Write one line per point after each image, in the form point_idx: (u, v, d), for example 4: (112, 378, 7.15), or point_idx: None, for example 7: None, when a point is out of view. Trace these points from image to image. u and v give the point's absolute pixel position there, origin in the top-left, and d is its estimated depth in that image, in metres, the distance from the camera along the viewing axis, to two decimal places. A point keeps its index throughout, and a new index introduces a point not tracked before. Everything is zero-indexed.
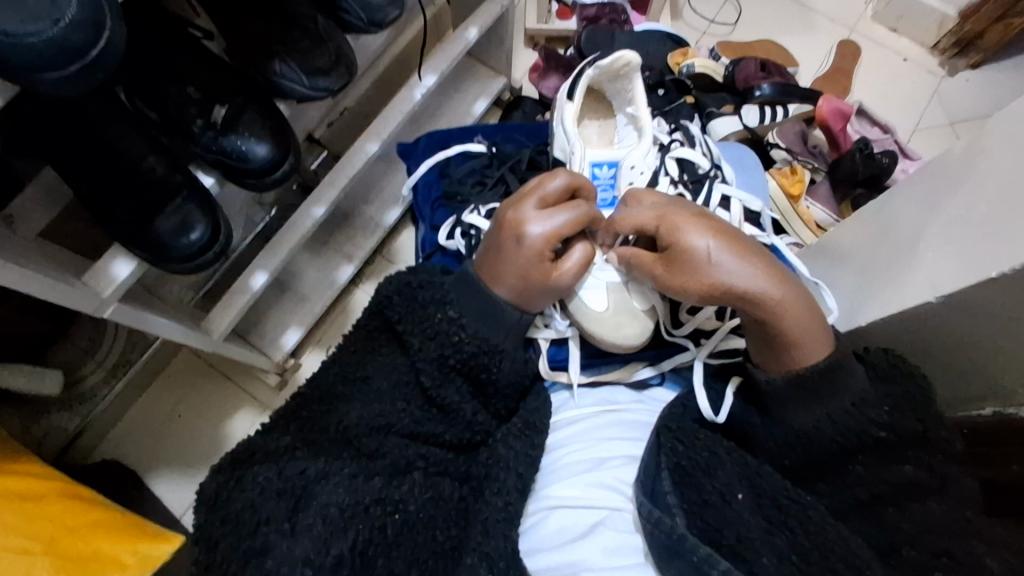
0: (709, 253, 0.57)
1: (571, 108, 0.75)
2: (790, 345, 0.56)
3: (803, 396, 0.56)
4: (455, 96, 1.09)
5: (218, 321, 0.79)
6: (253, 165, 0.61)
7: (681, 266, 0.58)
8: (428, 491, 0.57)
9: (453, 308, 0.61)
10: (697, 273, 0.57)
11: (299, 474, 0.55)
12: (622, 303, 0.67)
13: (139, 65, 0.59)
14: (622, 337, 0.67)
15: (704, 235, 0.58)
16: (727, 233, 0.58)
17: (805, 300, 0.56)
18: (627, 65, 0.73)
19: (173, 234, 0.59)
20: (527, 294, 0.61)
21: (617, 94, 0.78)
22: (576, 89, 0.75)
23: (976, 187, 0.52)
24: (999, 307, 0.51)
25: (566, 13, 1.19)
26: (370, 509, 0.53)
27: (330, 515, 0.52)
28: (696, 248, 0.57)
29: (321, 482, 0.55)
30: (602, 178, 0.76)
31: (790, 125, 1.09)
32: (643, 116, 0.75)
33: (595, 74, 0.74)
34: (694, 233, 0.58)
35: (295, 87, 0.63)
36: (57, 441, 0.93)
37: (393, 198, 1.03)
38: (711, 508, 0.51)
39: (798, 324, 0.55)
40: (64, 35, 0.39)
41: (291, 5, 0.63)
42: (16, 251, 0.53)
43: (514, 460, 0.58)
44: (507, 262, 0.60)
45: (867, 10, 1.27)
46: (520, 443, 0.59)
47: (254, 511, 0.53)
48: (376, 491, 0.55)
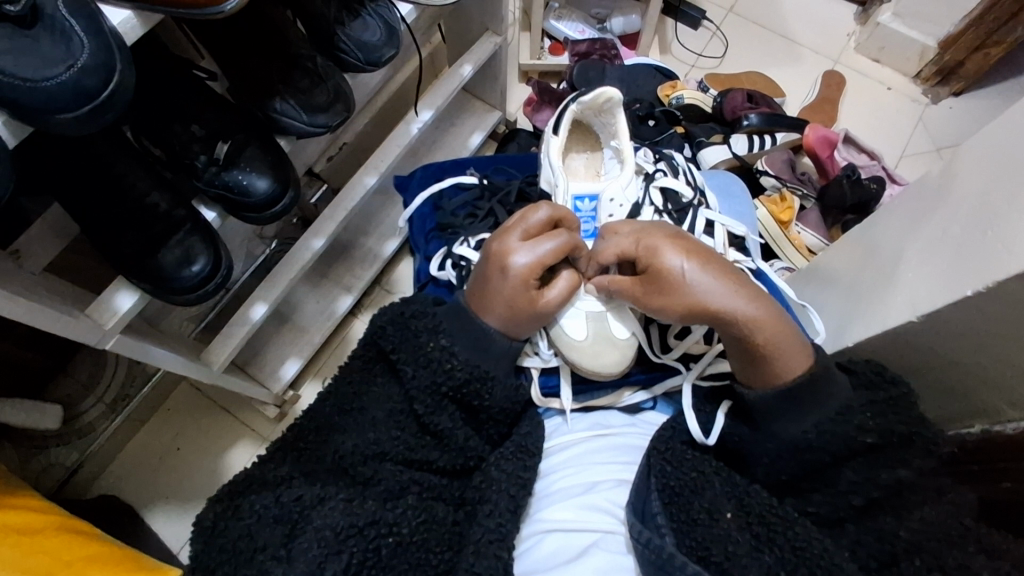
0: (685, 275, 0.58)
1: (557, 142, 0.78)
2: (772, 363, 0.56)
3: (794, 417, 0.57)
4: (452, 130, 1.13)
5: (218, 352, 0.80)
6: (254, 199, 0.64)
7: (660, 287, 0.59)
8: (420, 514, 0.56)
9: (446, 336, 0.62)
10: (676, 293, 0.58)
11: (296, 500, 0.56)
12: (601, 332, 0.68)
13: (146, 104, 0.61)
14: (600, 365, 0.68)
15: (679, 255, 0.59)
16: (701, 252, 0.60)
17: (785, 318, 0.57)
18: (608, 101, 0.76)
19: (176, 266, 0.61)
20: (515, 322, 0.62)
21: (602, 129, 0.81)
22: (560, 123, 0.78)
23: (952, 210, 0.54)
24: (980, 326, 0.52)
25: (558, 49, 1.23)
26: (364, 530, 0.53)
27: (327, 537, 0.52)
28: (672, 269, 0.58)
29: (317, 507, 0.56)
30: (584, 210, 0.79)
31: (778, 153, 1.11)
32: (626, 149, 0.78)
33: (578, 109, 0.77)
34: (669, 255, 0.59)
35: (295, 124, 0.65)
36: (56, 476, 0.94)
37: (392, 230, 1.06)
38: (699, 527, 0.52)
39: (775, 341, 0.56)
40: (78, 80, 0.41)
41: (292, 46, 0.66)
42: (22, 285, 0.54)
43: (506, 481, 0.58)
44: (495, 291, 0.61)
45: (850, 42, 1.31)
46: (511, 465, 0.59)
47: (252, 538, 0.53)
48: (370, 513, 0.54)
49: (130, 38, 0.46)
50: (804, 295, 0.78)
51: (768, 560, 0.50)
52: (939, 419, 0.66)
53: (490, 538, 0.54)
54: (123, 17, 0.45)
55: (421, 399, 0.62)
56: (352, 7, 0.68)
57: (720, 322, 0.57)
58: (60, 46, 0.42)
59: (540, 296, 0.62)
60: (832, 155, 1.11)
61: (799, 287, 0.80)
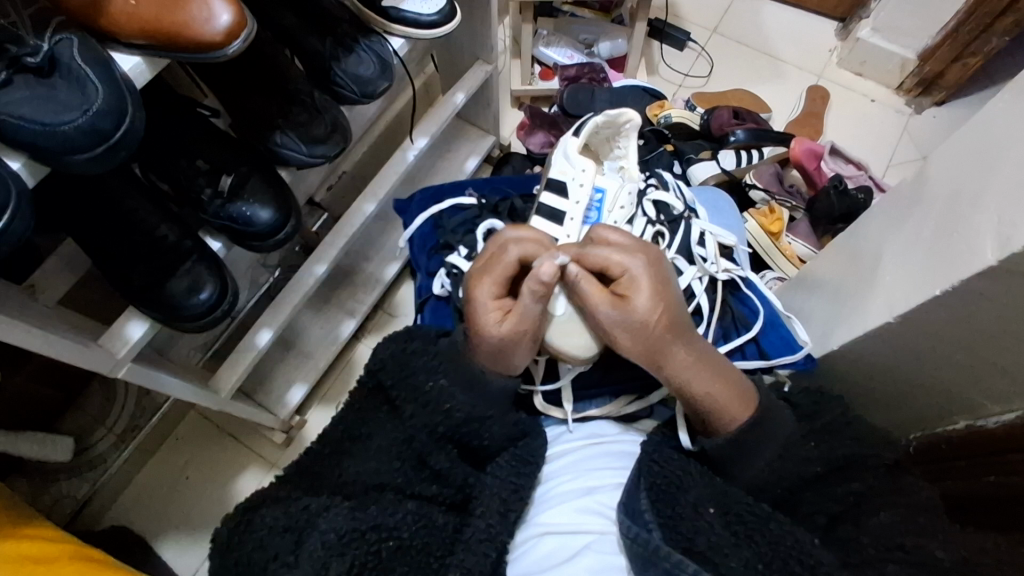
0: (652, 314, 0.60)
1: (574, 142, 0.80)
2: (708, 414, 0.60)
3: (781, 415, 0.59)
4: (448, 156, 1.16)
5: (225, 379, 0.82)
6: (257, 228, 0.66)
7: (621, 316, 0.61)
8: (420, 519, 0.57)
9: (451, 359, 0.65)
10: (635, 332, 0.60)
11: (303, 509, 0.57)
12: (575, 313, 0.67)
13: (154, 144, 0.64)
14: (564, 344, 0.67)
15: (650, 295, 0.61)
16: (670, 296, 0.62)
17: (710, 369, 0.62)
18: (629, 121, 0.80)
19: (184, 295, 0.63)
20: (499, 358, 0.64)
21: (609, 144, 0.84)
22: (583, 128, 0.81)
23: (922, 215, 0.56)
24: (955, 327, 0.54)
25: (548, 74, 1.27)
26: (365, 534, 0.55)
27: (331, 540, 0.53)
28: (641, 304, 0.60)
29: (323, 514, 0.56)
30: (592, 198, 0.81)
31: (764, 167, 1.14)
32: (632, 167, 0.83)
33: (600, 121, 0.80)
34: (642, 289, 0.61)
35: (295, 155, 0.68)
36: (67, 507, 0.95)
37: (391, 254, 1.08)
38: (683, 520, 0.54)
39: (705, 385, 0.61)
40: (92, 122, 0.44)
41: (291, 82, 0.69)
42: (38, 318, 0.57)
43: (497, 486, 0.60)
44: (476, 321, 0.64)
45: (833, 57, 1.35)
46: (506, 471, 0.61)
47: (264, 550, 0.54)
48: (371, 518, 0.56)
49: (140, 82, 0.49)
50: (792, 302, 0.80)
51: (746, 555, 0.51)
52: (929, 418, 0.67)
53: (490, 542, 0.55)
54: (133, 63, 0.49)
55: (432, 410, 0.64)
56: (347, 44, 0.72)
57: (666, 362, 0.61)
58: (74, 91, 0.45)
59: (509, 323, 0.63)
60: (819, 166, 1.14)
61: (788, 296, 0.82)
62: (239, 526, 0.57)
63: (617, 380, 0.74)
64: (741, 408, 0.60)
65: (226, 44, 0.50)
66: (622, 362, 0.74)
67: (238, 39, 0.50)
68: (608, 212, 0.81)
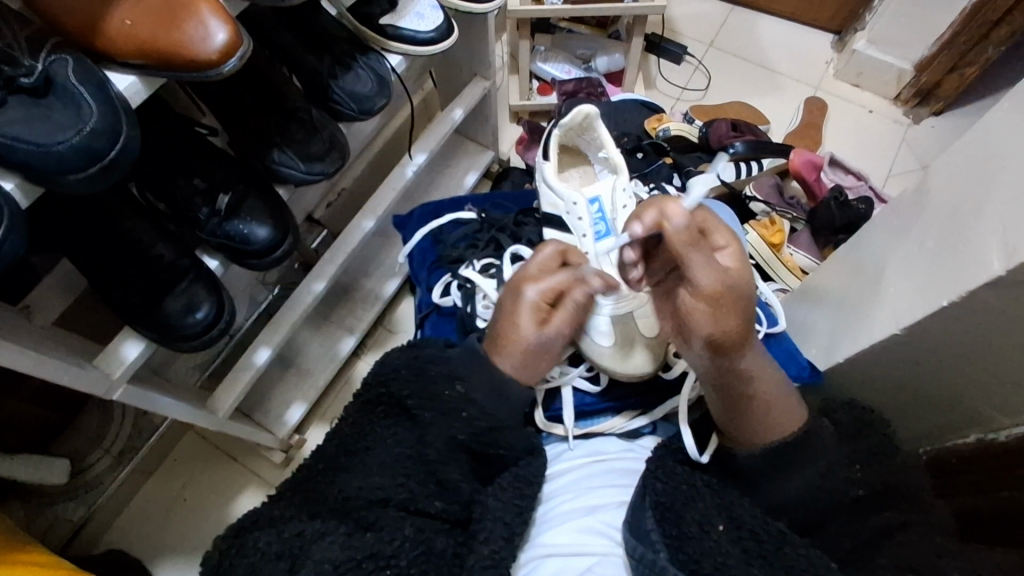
0: (717, 304, 0.52)
1: (549, 166, 0.81)
2: (757, 422, 0.59)
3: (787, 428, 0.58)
4: (446, 171, 1.16)
5: (223, 399, 0.81)
6: (255, 246, 0.66)
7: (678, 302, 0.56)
8: (418, 545, 0.56)
9: (458, 377, 0.64)
10: (687, 323, 0.56)
11: (297, 535, 0.55)
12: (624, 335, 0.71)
13: (150, 164, 0.64)
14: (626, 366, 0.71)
15: (712, 284, 0.51)
16: (738, 283, 0.52)
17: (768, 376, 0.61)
18: (586, 117, 0.78)
19: (180, 314, 0.63)
20: (535, 364, 0.67)
21: (584, 142, 0.83)
22: (550, 149, 0.82)
23: (925, 225, 0.56)
24: (966, 337, 0.53)
25: (546, 89, 1.27)
26: (363, 563, 0.53)
27: (328, 570, 0.52)
28: (703, 291, 0.52)
29: (318, 541, 0.55)
30: (590, 215, 0.78)
31: (764, 178, 1.15)
32: (615, 156, 0.79)
33: (561, 132, 0.80)
34: (704, 274, 0.51)
35: (292, 173, 0.68)
36: (63, 532, 0.93)
37: (391, 270, 1.08)
38: (691, 540, 0.52)
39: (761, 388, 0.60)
40: (87, 141, 0.44)
41: (288, 100, 0.69)
42: (31, 340, 0.56)
43: (501, 510, 0.59)
44: (516, 321, 0.65)
45: (829, 69, 1.36)
46: (508, 494, 0.60)
47: None
48: (368, 546, 0.55)
49: (136, 100, 0.49)
50: (797, 315, 0.79)
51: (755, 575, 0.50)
52: (937, 430, 0.66)
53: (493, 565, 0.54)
54: (129, 82, 0.48)
55: (434, 428, 0.63)
56: (345, 61, 0.72)
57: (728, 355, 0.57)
58: (69, 111, 0.44)
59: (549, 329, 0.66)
60: (818, 177, 1.14)
61: (793, 306, 0.81)
62: (234, 552, 0.55)
63: (621, 396, 0.73)
64: (792, 421, 0.60)
65: (221, 62, 0.49)
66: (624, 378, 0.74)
67: (235, 57, 0.50)
68: (613, 218, 0.79)
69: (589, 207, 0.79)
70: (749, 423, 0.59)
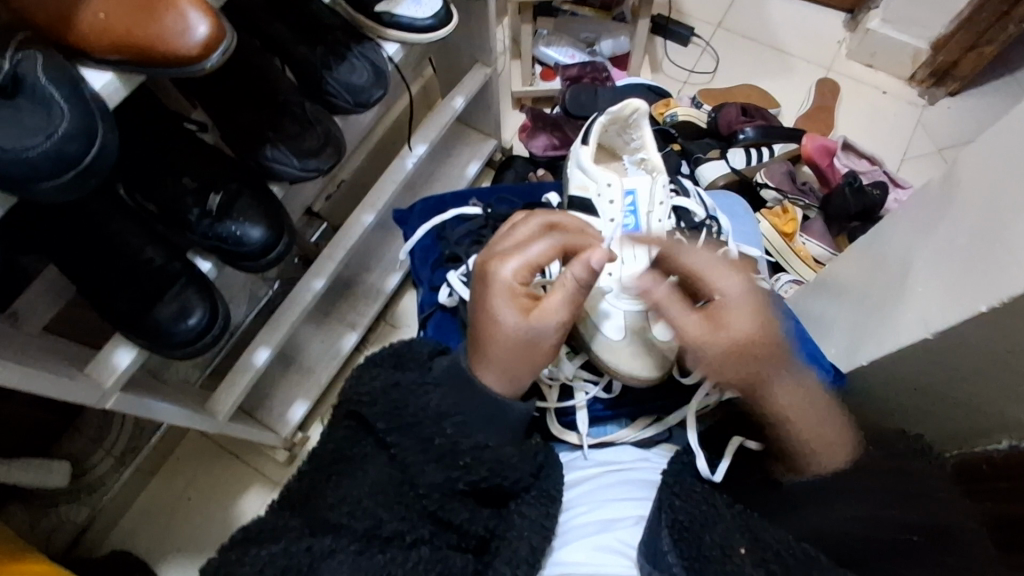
0: (752, 345, 0.59)
1: (586, 150, 0.77)
2: (809, 449, 0.59)
3: (820, 448, 0.59)
4: (447, 161, 1.13)
5: (223, 401, 0.79)
6: (248, 248, 0.63)
7: (713, 347, 0.60)
8: (435, 565, 0.53)
9: None
10: (733, 360, 0.59)
11: (306, 550, 0.53)
12: (640, 336, 0.70)
13: (136, 162, 0.61)
14: (638, 369, 0.69)
15: (748, 325, 0.60)
16: (764, 318, 0.61)
17: (817, 423, 0.59)
18: (636, 111, 0.77)
19: (172, 321, 0.60)
20: (513, 363, 0.59)
21: (623, 141, 0.82)
22: (590, 134, 0.78)
23: (955, 220, 0.53)
24: (1002, 339, 0.50)
25: (549, 74, 1.23)
26: None
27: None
28: (734, 339, 0.60)
29: (328, 559, 0.52)
30: (622, 205, 0.75)
31: (776, 165, 1.09)
32: (654, 156, 0.78)
33: (606, 120, 0.78)
34: (739, 318, 0.60)
35: (286, 170, 0.65)
36: (66, 534, 0.92)
37: (392, 264, 1.05)
38: (712, 563, 0.50)
39: (806, 428, 0.59)
40: (58, 146, 0.41)
41: (280, 93, 0.66)
42: (18, 350, 0.54)
43: (529, 529, 0.56)
44: (494, 314, 0.59)
45: (841, 49, 1.31)
46: (536, 512, 0.58)
47: None
48: (377, 567, 0.52)
49: (113, 100, 0.46)
50: (813, 309, 0.76)
51: None
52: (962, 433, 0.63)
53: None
54: (105, 80, 0.45)
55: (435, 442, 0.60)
56: (339, 51, 0.68)
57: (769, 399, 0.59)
58: (40, 115, 0.42)
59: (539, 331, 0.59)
60: (832, 163, 1.09)
61: (808, 300, 0.78)
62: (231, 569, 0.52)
63: (635, 401, 0.72)
64: (844, 453, 0.59)
65: (203, 57, 0.46)
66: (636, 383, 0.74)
67: (218, 51, 0.47)
68: (646, 215, 0.75)
69: (623, 196, 0.75)
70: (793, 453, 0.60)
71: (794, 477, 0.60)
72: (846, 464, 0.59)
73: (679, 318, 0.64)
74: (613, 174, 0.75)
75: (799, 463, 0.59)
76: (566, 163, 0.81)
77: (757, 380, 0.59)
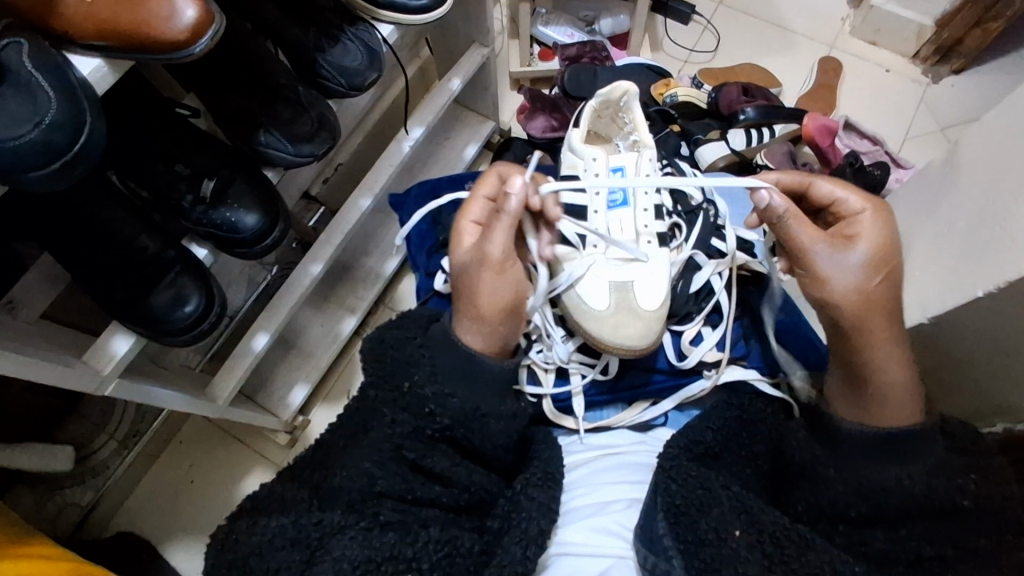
0: (878, 272, 0.55)
1: (577, 133, 0.78)
2: (883, 400, 0.56)
3: (877, 402, 0.56)
4: (444, 144, 1.12)
5: (223, 386, 0.79)
6: (244, 234, 0.63)
7: (836, 265, 0.55)
8: (443, 547, 0.52)
9: None
10: (854, 283, 0.55)
11: (315, 524, 0.52)
12: (624, 303, 0.70)
13: (128, 148, 0.60)
14: (623, 337, 0.69)
15: (881, 248, 0.55)
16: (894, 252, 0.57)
17: (908, 379, 0.55)
18: (625, 93, 0.76)
19: (168, 308, 0.60)
20: (477, 304, 0.60)
21: (617, 125, 0.81)
22: (581, 118, 0.78)
23: (956, 205, 0.53)
24: (998, 323, 0.50)
25: (548, 54, 1.21)
26: (381, 566, 0.50)
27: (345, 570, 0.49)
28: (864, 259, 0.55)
29: (338, 534, 0.52)
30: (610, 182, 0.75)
31: (776, 146, 1.06)
32: (645, 136, 0.77)
33: (596, 104, 0.78)
34: (875, 239, 0.56)
35: (280, 155, 0.64)
36: (71, 517, 0.93)
37: (391, 248, 1.05)
38: (708, 547, 0.50)
39: (892, 378, 0.56)
40: (45, 136, 0.41)
41: (273, 77, 0.65)
42: (15, 339, 0.54)
43: (538, 512, 0.54)
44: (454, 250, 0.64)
45: (845, 26, 1.29)
46: (543, 495, 0.56)
47: (264, 559, 0.51)
48: (387, 547, 0.51)
49: (102, 87, 0.45)
50: None
51: None
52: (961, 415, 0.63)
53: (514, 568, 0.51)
54: (93, 66, 0.45)
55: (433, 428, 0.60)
56: (332, 33, 0.67)
57: (866, 347, 0.56)
58: (26, 103, 0.42)
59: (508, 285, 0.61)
60: (834, 143, 1.08)
61: None
62: (242, 560, 0.51)
63: (631, 386, 0.73)
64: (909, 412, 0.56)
65: (192, 42, 0.46)
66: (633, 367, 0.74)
67: (206, 36, 0.46)
68: (633, 189, 0.74)
69: (608, 172, 0.75)
70: (865, 400, 0.57)
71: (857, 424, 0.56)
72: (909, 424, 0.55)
73: (808, 237, 0.56)
74: (599, 150, 0.76)
75: (865, 410, 0.56)
76: (561, 148, 0.81)
77: (875, 314, 0.55)
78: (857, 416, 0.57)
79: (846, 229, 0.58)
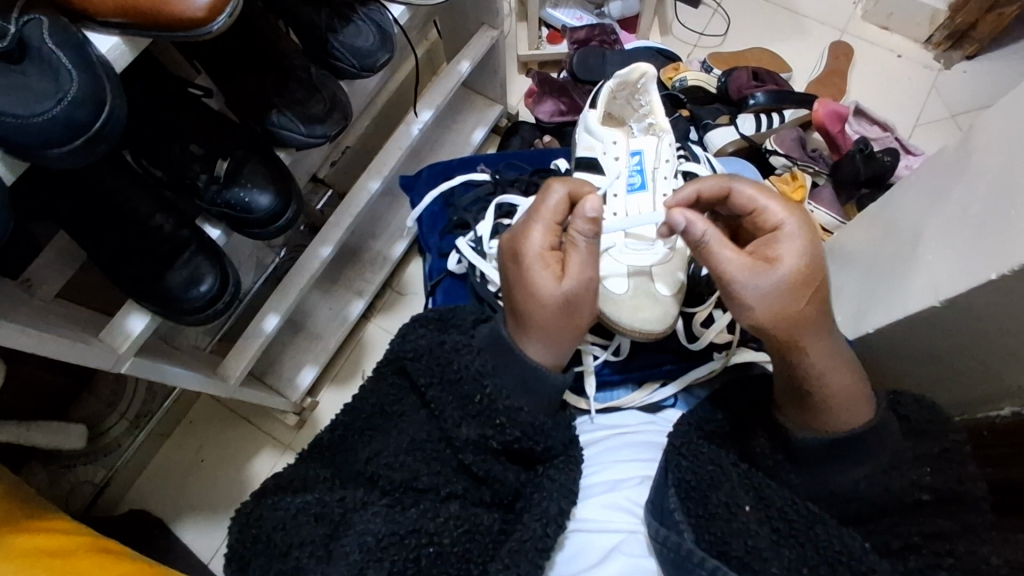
0: (806, 280, 0.53)
1: (594, 114, 0.77)
2: (830, 403, 0.54)
3: (811, 408, 0.55)
4: (453, 127, 1.11)
5: (234, 365, 0.80)
6: (257, 215, 0.63)
7: (764, 280, 0.52)
8: (463, 523, 0.53)
9: (473, 350, 0.59)
10: (786, 295, 0.52)
11: (339, 501, 0.54)
12: (642, 287, 0.71)
13: (142, 128, 0.61)
14: (640, 320, 0.70)
15: (803, 262, 0.53)
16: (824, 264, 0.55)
17: (858, 380, 0.55)
18: (643, 75, 0.76)
19: (183, 287, 0.61)
20: (554, 337, 0.59)
21: (631, 107, 0.80)
22: (598, 99, 0.78)
23: (969, 189, 0.53)
24: (1008, 308, 0.50)
25: (556, 37, 1.21)
26: (405, 539, 0.51)
27: (368, 543, 0.50)
28: (780, 268, 0.53)
29: (360, 510, 0.54)
30: (628, 166, 0.75)
31: (786, 132, 1.09)
32: (661, 121, 0.77)
33: (614, 85, 0.77)
34: (795, 251, 0.54)
35: (293, 136, 0.65)
36: (85, 494, 0.95)
37: (399, 231, 1.05)
38: (718, 521, 0.51)
39: (836, 380, 0.54)
40: (67, 112, 0.42)
41: (285, 57, 0.65)
42: (35, 316, 0.55)
43: (558, 492, 0.55)
44: (531, 283, 0.58)
45: (857, 10, 1.27)
46: (564, 476, 0.56)
47: (285, 534, 0.53)
48: (410, 521, 0.52)
49: (120, 64, 0.46)
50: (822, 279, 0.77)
51: (787, 555, 0.49)
52: (969, 400, 0.64)
53: (535, 545, 0.51)
54: (111, 43, 0.45)
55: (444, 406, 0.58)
56: (344, 13, 0.67)
57: (807, 336, 0.53)
58: (48, 81, 0.42)
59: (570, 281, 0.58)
60: (842, 130, 1.07)
61: None
62: (263, 535, 0.53)
63: (641, 367, 0.74)
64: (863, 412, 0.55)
65: (210, 20, 0.46)
66: (644, 349, 0.75)
67: (224, 12, 0.46)
68: (651, 173, 0.75)
69: (628, 156, 0.76)
70: (807, 406, 0.55)
71: (806, 433, 0.55)
72: (857, 426, 0.54)
73: (728, 253, 0.53)
74: (617, 133, 0.76)
75: (810, 419, 0.55)
76: (575, 129, 0.82)
77: (810, 331, 0.53)
78: (805, 423, 0.56)
79: (771, 245, 0.55)
